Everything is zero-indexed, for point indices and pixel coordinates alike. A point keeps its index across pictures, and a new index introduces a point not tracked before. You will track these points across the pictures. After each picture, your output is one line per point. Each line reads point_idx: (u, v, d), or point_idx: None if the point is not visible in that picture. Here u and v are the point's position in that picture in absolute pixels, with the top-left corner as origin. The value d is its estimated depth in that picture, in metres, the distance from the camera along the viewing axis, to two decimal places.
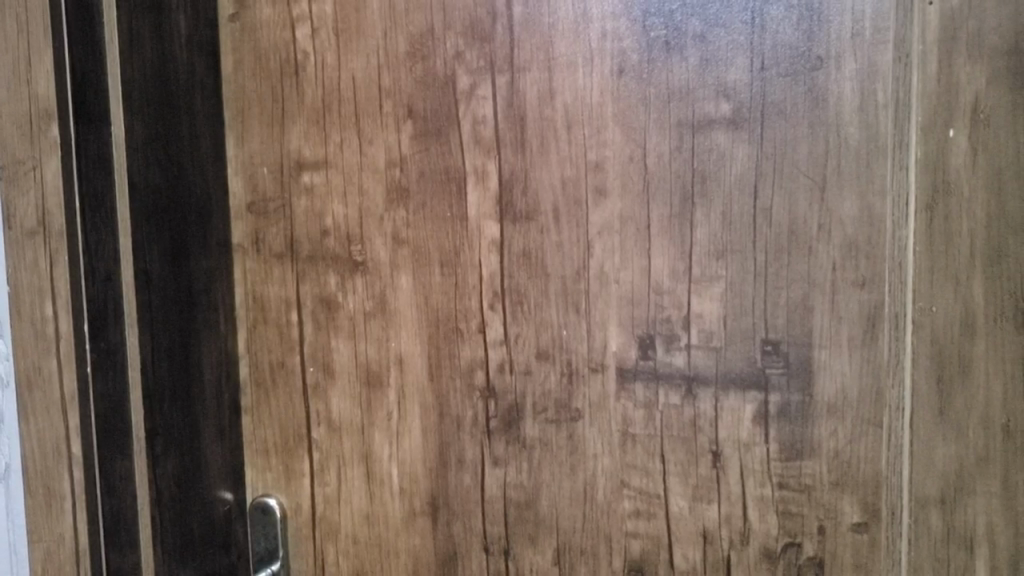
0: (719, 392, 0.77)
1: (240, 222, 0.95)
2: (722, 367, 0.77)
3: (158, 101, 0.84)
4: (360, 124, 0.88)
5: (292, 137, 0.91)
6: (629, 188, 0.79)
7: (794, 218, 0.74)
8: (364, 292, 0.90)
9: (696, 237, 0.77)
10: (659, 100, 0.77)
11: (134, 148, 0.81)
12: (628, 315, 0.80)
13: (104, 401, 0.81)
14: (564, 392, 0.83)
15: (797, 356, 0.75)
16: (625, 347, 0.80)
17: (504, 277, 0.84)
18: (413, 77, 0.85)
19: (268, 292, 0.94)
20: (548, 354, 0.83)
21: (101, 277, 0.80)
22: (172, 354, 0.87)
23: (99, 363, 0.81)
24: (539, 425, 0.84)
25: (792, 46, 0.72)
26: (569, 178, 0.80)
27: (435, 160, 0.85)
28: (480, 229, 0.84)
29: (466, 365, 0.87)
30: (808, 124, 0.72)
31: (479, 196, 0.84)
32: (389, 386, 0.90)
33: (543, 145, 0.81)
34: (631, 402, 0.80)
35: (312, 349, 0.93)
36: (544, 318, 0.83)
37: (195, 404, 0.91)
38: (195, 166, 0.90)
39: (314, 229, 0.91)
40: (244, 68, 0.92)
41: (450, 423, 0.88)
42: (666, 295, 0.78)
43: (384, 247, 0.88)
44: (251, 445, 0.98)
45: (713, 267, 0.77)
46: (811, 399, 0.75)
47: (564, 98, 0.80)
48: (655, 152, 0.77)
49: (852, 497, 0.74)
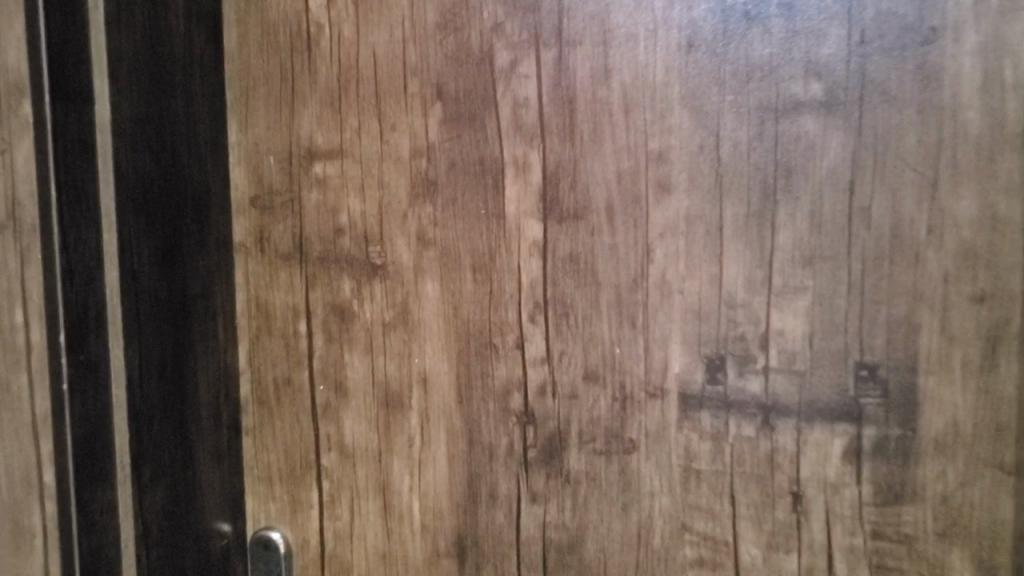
0: (802, 425, 0.66)
1: (242, 218, 0.84)
2: (806, 395, 0.65)
3: (150, 76, 0.75)
4: (381, 107, 0.77)
5: (302, 122, 0.80)
6: (698, 182, 0.67)
7: (898, 220, 0.62)
8: (383, 300, 0.79)
9: (778, 241, 0.65)
10: (736, 80, 0.65)
11: (121, 131, 0.72)
12: (693, 331, 0.68)
13: (83, 424, 0.69)
14: (615, 419, 0.71)
15: (898, 383, 0.63)
16: (689, 369, 0.68)
17: (547, 284, 0.73)
18: (444, 52, 0.74)
19: (273, 299, 0.84)
20: (596, 375, 0.71)
21: (81, 281, 0.69)
22: (162, 368, 0.77)
23: (77, 380, 0.69)
24: (586, 457, 0.72)
25: (900, 15, 0.61)
26: (626, 170, 0.69)
27: (467, 149, 0.74)
28: (519, 229, 0.73)
29: (502, 385, 0.75)
30: (917, 108, 0.61)
31: (519, 191, 0.73)
32: (411, 409, 0.79)
33: (596, 133, 0.70)
34: (696, 433, 0.69)
35: (322, 363, 0.82)
36: (593, 333, 0.71)
37: (188, 425, 0.80)
38: (193, 154, 0.80)
39: (326, 227, 0.80)
40: (250, 42, 0.81)
41: (481, 453, 0.76)
42: (740, 308, 0.66)
43: (408, 249, 0.77)
44: (252, 471, 0.87)
45: (798, 277, 0.65)
46: (915, 433, 0.63)
47: (622, 76, 0.68)
48: (730, 141, 0.66)
49: (963, 552, 0.63)
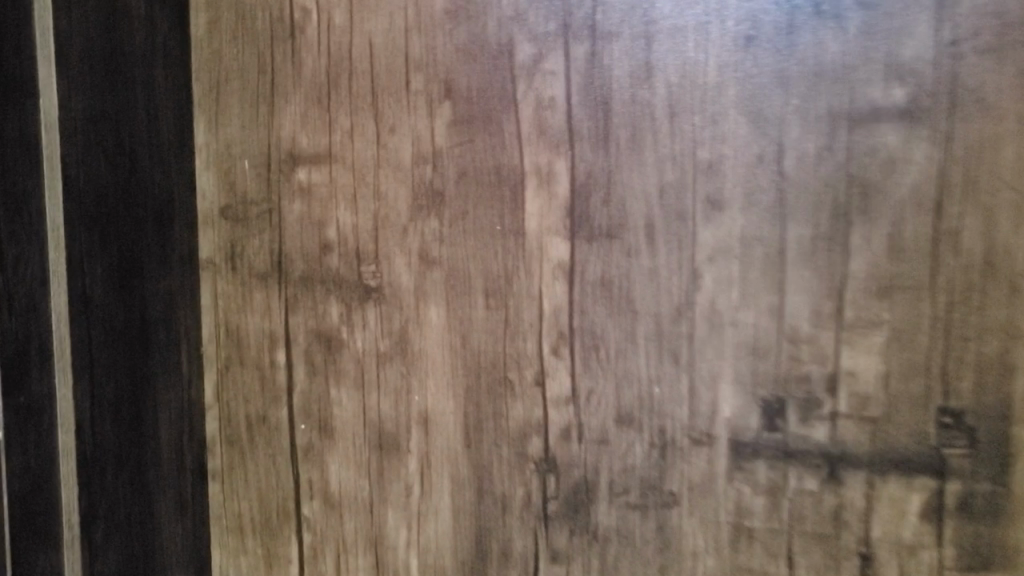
0: (874, 478, 0.57)
1: (209, 231, 0.73)
2: (879, 445, 0.57)
3: (105, 65, 0.64)
4: (379, 106, 0.66)
5: (284, 121, 0.69)
6: (755, 198, 0.58)
7: (992, 246, 0.54)
8: (378, 328, 0.68)
9: (850, 267, 0.56)
10: (804, 81, 0.56)
11: (71, 130, 0.61)
12: (747, 370, 0.59)
13: (22, 478, 0.58)
14: (653, 469, 0.62)
15: (988, 432, 0.55)
16: (742, 413, 0.59)
17: (574, 313, 0.63)
18: (454, 43, 0.64)
19: (246, 324, 0.73)
20: (631, 419, 0.62)
21: (22, 309, 0.58)
22: (117, 408, 0.66)
23: (16, 426, 0.57)
24: (617, 511, 0.63)
25: (1002, 10, 0.53)
26: (669, 184, 0.60)
27: (480, 156, 0.64)
28: (541, 249, 0.63)
29: (518, 428, 0.65)
30: (1017, 117, 0.53)
31: (542, 205, 0.63)
32: (409, 453, 0.69)
33: (635, 138, 0.60)
34: (749, 486, 0.60)
35: (305, 399, 0.72)
36: (628, 370, 0.62)
37: (148, 472, 0.69)
38: (155, 156, 0.69)
39: (311, 243, 0.70)
40: (222, 28, 0.71)
41: (492, 504, 0.67)
42: (804, 344, 0.58)
43: (408, 269, 0.67)
44: (221, 521, 0.75)
45: (873, 310, 0.56)
46: (1008, 490, 0.55)
47: (667, 74, 0.59)
48: (796, 152, 0.57)
49: None
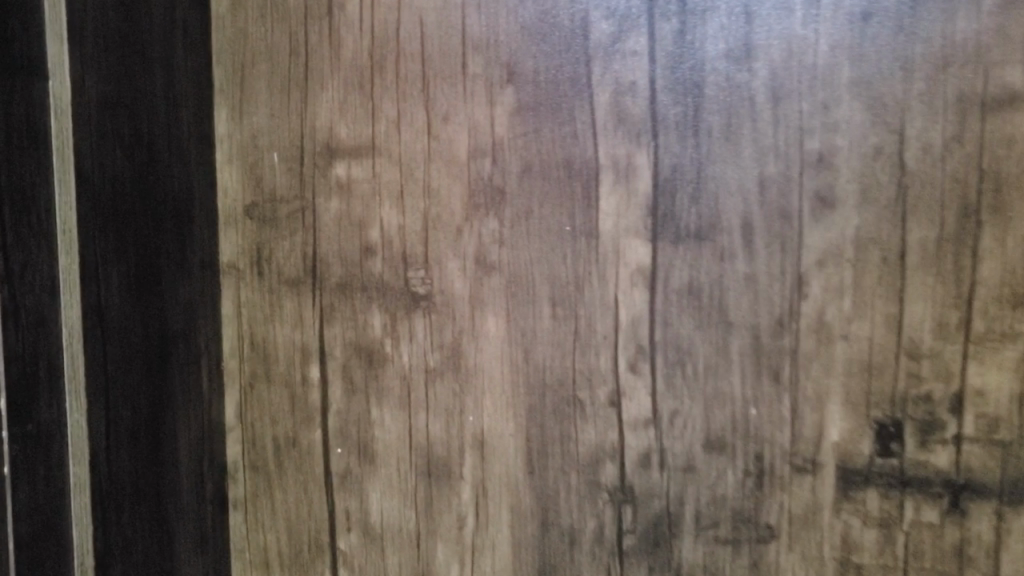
0: (1005, 510, 0.51)
1: (231, 232, 0.65)
2: (1011, 473, 0.51)
3: (120, 46, 0.56)
4: (430, 92, 0.59)
5: (319, 108, 0.62)
6: (872, 196, 0.51)
7: None
8: (428, 341, 0.61)
9: (980, 273, 0.50)
10: (931, 63, 0.49)
11: (83, 118, 0.53)
12: (858, 389, 0.52)
13: (29, 519, 0.50)
14: (747, 500, 0.55)
15: None
16: (852, 436, 0.53)
17: (656, 325, 0.56)
18: (518, 22, 0.57)
19: (274, 336, 0.65)
20: (722, 443, 0.55)
21: (28, 322, 0.49)
22: (134, 434, 0.58)
23: (21, 459, 0.49)
24: (704, 546, 0.56)
25: None
26: (771, 178, 0.53)
27: (547, 148, 0.57)
28: (617, 252, 0.56)
29: (589, 453, 0.58)
30: None
31: (620, 204, 0.56)
32: (462, 480, 0.62)
33: (731, 128, 0.53)
34: (859, 519, 0.53)
35: (342, 420, 0.64)
36: (719, 388, 0.55)
37: (167, 504, 0.61)
38: (174, 148, 0.61)
39: (350, 245, 0.62)
40: (249, 5, 0.63)
41: (558, 538, 0.60)
42: (925, 360, 0.51)
43: (463, 274, 0.60)
44: (245, 556, 0.68)
45: (1007, 321, 0.50)
46: None
47: (769, 55, 0.52)
48: (920, 143, 0.50)
49: None
